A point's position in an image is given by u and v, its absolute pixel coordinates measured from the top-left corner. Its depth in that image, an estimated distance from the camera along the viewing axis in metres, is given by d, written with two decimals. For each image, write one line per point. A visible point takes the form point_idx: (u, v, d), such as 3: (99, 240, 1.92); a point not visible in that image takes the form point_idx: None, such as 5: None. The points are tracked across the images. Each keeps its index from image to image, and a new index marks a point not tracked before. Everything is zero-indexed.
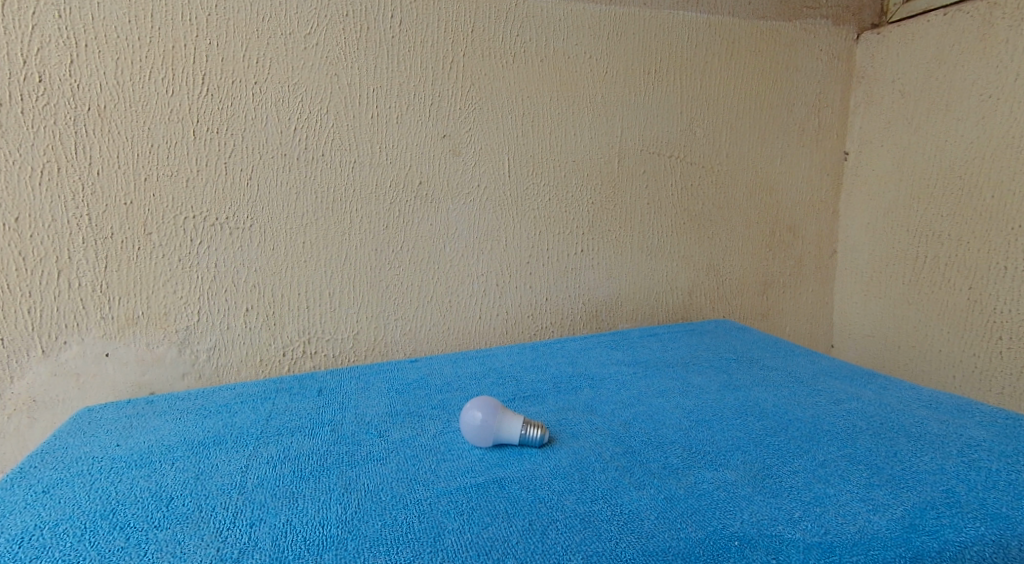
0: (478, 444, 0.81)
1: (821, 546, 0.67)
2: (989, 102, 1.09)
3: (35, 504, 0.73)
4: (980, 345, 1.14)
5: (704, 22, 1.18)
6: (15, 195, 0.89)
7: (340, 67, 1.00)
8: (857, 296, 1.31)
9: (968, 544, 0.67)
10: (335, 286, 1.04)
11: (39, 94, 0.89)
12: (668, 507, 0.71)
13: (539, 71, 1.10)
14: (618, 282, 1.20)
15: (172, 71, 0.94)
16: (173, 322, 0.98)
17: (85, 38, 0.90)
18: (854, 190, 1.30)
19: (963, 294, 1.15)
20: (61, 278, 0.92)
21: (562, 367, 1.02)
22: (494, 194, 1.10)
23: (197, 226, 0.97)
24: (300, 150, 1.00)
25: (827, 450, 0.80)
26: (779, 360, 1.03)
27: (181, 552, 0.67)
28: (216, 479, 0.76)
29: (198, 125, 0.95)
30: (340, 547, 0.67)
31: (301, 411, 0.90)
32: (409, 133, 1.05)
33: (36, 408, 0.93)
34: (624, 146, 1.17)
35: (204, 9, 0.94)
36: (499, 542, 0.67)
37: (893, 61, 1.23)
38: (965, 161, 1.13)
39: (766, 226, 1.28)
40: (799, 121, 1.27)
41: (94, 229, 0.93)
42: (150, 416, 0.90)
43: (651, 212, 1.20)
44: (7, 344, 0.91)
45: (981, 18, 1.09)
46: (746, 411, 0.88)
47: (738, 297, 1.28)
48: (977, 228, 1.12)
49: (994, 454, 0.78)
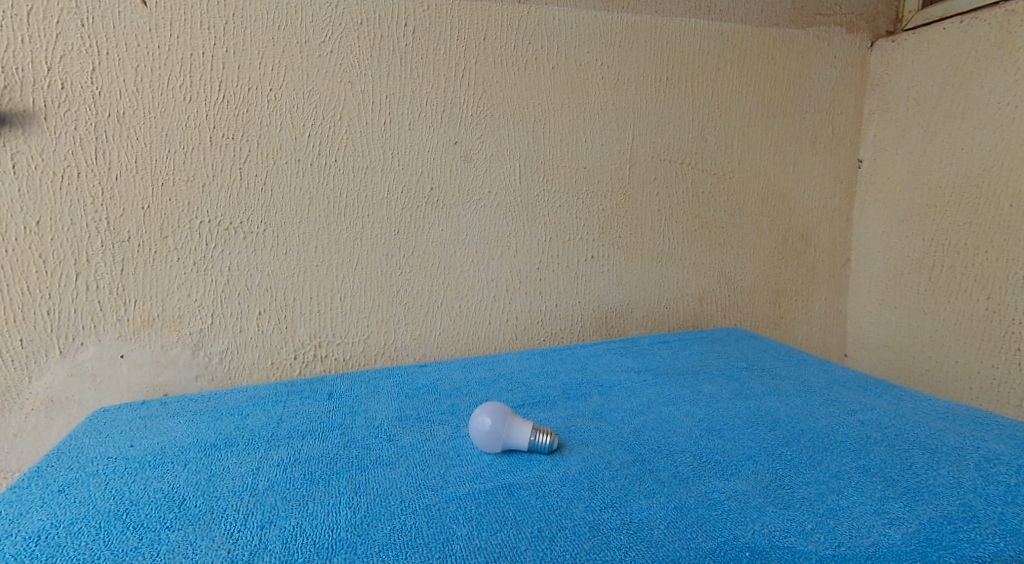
0: (487, 449, 0.81)
1: (834, 558, 0.66)
2: (1007, 110, 1.08)
3: (51, 502, 0.74)
4: (999, 357, 1.12)
5: (717, 30, 1.18)
6: (36, 198, 0.91)
7: (353, 75, 1.01)
8: (871, 305, 1.30)
9: (986, 559, 0.66)
10: (347, 291, 1.05)
11: (61, 101, 0.91)
12: (679, 517, 0.71)
13: (551, 78, 1.10)
14: (629, 289, 1.20)
15: (190, 79, 0.95)
16: (187, 325, 0.99)
17: (106, 46, 0.92)
18: (868, 199, 1.29)
19: (981, 305, 1.13)
20: (79, 280, 0.94)
21: (572, 374, 1.02)
22: (505, 200, 1.11)
23: (211, 230, 0.98)
24: (314, 156, 1.01)
25: (840, 461, 0.79)
26: (791, 370, 1.02)
27: (192, 553, 0.68)
28: (228, 481, 0.77)
29: (214, 131, 0.97)
30: (349, 551, 0.68)
31: (311, 414, 0.90)
32: (421, 139, 1.05)
33: (53, 409, 0.95)
34: (636, 153, 1.17)
35: (221, 17, 0.95)
36: (508, 549, 0.68)
37: (909, 69, 1.22)
38: (982, 170, 1.12)
39: (779, 234, 1.27)
40: (813, 128, 1.27)
41: (111, 234, 0.94)
42: (164, 417, 0.91)
43: (663, 220, 1.20)
44: (26, 345, 0.93)
45: (999, 26, 1.09)
46: (758, 420, 0.88)
47: (751, 306, 1.28)
48: (996, 239, 1.11)
49: (1012, 468, 0.77)
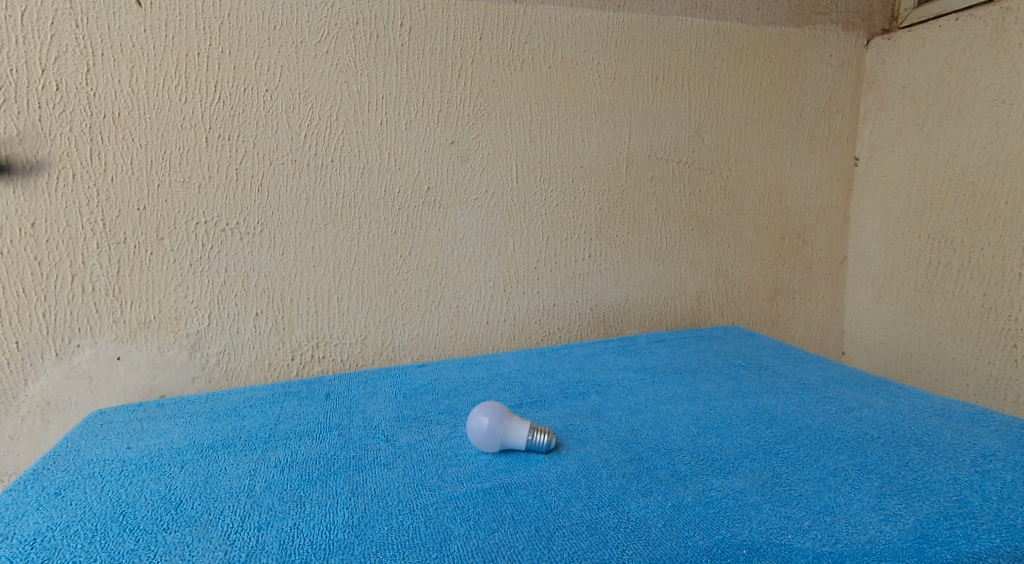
0: (485, 449, 0.81)
1: (832, 555, 0.66)
2: (1002, 107, 1.08)
3: (47, 505, 0.74)
4: (995, 353, 1.12)
5: (713, 28, 1.18)
6: (31, 200, 0.91)
7: (350, 74, 1.01)
8: (868, 303, 1.30)
9: (983, 555, 0.66)
10: (345, 291, 1.05)
11: (56, 102, 0.91)
12: (676, 515, 0.71)
13: (547, 77, 1.10)
14: (626, 288, 1.20)
15: (186, 79, 0.95)
16: (184, 326, 0.99)
17: (102, 47, 0.92)
18: (865, 197, 1.29)
19: (978, 302, 1.14)
20: (75, 282, 0.94)
21: (570, 373, 1.01)
22: (502, 200, 1.11)
23: (208, 231, 0.98)
24: (310, 156, 1.01)
25: (837, 458, 0.79)
26: (788, 368, 1.02)
27: (189, 554, 0.68)
28: (224, 483, 0.77)
29: (210, 132, 0.97)
30: (347, 551, 0.68)
31: (308, 415, 0.90)
32: (417, 139, 1.05)
33: (49, 411, 0.95)
34: (633, 152, 1.17)
35: (217, 17, 0.95)
36: (505, 548, 0.67)
37: (905, 67, 1.22)
38: (978, 167, 1.12)
39: (776, 232, 1.27)
40: (809, 126, 1.27)
41: (107, 235, 0.94)
42: (160, 418, 0.91)
43: (660, 219, 1.20)
44: (22, 347, 0.93)
45: (994, 23, 1.09)
46: (755, 419, 0.88)
47: (748, 304, 1.28)
48: (992, 236, 1.11)
49: (1009, 464, 0.77)
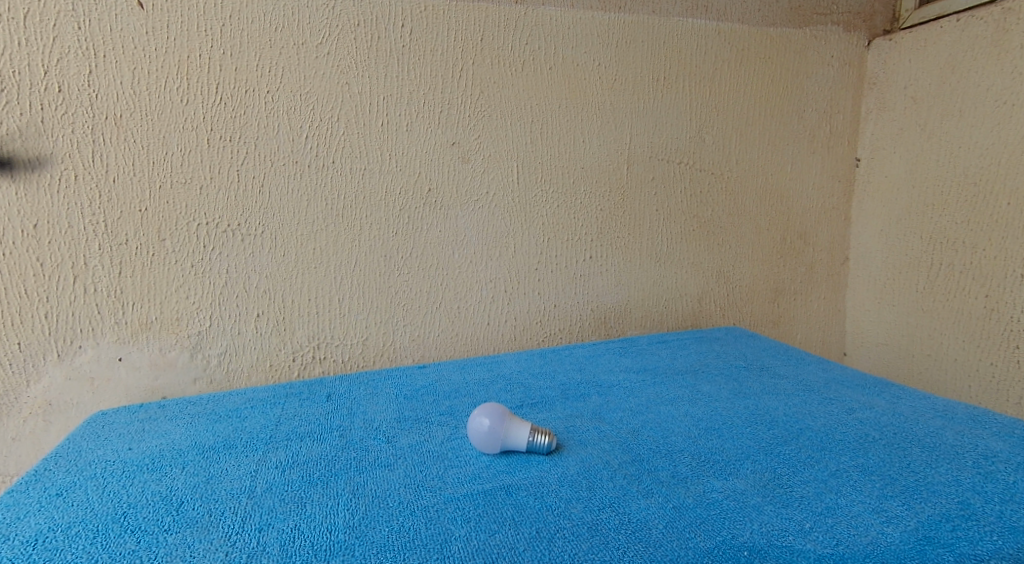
0: (485, 450, 0.81)
1: (833, 557, 0.66)
2: (1003, 108, 1.08)
3: (48, 506, 0.74)
4: (998, 355, 1.12)
5: (714, 29, 1.18)
6: (33, 202, 0.91)
7: (351, 76, 1.01)
8: (870, 304, 1.30)
9: (985, 557, 0.66)
10: (346, 292, 1.05)
11: (58, 104, 0.91)
12: (677, 517, 0.71)
13: (548, 78, 1.10)
14: (627, 289, 1.20)
15: (187, 81, 0.95)
16: (185, 327, 0.99)
17: (104, 49, 0.92)
18: (866, 198, 1.29)
19: (980, 303, 1.13)
20: (77, 283, 0.94)
21: (571, 374, 1.01)
22: (503, 201, 1.11)
23: (209, 233, 0.98)
24: (311, 157, 1.01)
25: (839, 459, 0.79)
26: (790, 369, 1.02)
27: (190, 555, 0.68)
28: (225, 484, 0.77)
29: (211, 133, 0.97)
30: (348, 552, 0.68)
31: (309, 416, 0.90)
32: (419, 140, 1.05)
33: (51, 412, 0.95)
34: (633, 152, 1.17)
35: (219, 19, 0.95)
36: (506, 550, 0.67)
37: (906, 67, 1.22)
38: (980, 168, 1.12)
39: (777, 233, 1.27)
40: (810, 127, 1.26)
41: (109, 236, 0.94)
42: (162, 419, 0.91)
43: (661, 220, 1.19)
44: (24, 349, 0.93)
45: (996, 24, 1.09)
46: (756, 420, 0.88)
47: (749, 305, 1.28)
48: (994, 237, 1.11)
49: (1011, 465, 0.77)
